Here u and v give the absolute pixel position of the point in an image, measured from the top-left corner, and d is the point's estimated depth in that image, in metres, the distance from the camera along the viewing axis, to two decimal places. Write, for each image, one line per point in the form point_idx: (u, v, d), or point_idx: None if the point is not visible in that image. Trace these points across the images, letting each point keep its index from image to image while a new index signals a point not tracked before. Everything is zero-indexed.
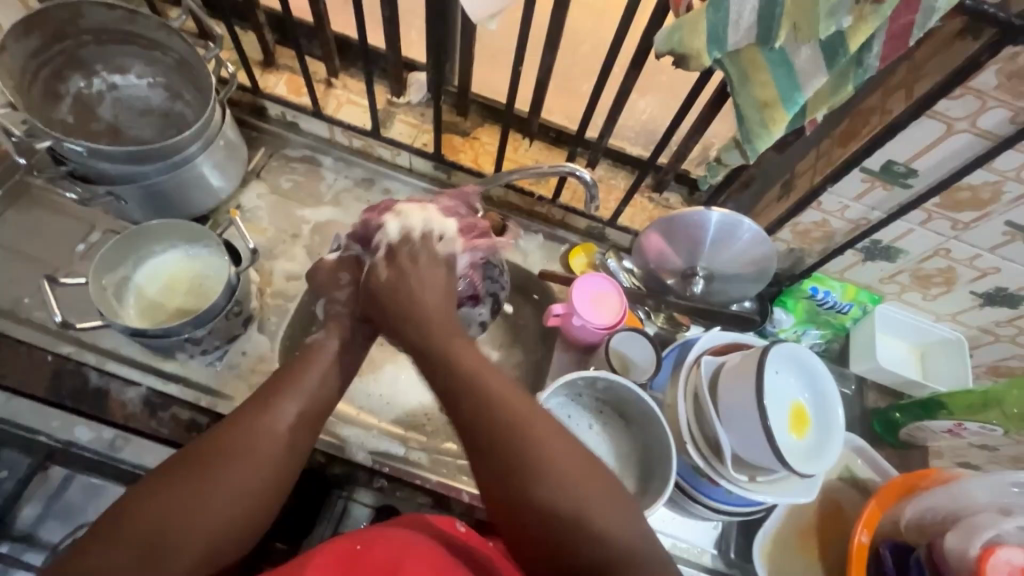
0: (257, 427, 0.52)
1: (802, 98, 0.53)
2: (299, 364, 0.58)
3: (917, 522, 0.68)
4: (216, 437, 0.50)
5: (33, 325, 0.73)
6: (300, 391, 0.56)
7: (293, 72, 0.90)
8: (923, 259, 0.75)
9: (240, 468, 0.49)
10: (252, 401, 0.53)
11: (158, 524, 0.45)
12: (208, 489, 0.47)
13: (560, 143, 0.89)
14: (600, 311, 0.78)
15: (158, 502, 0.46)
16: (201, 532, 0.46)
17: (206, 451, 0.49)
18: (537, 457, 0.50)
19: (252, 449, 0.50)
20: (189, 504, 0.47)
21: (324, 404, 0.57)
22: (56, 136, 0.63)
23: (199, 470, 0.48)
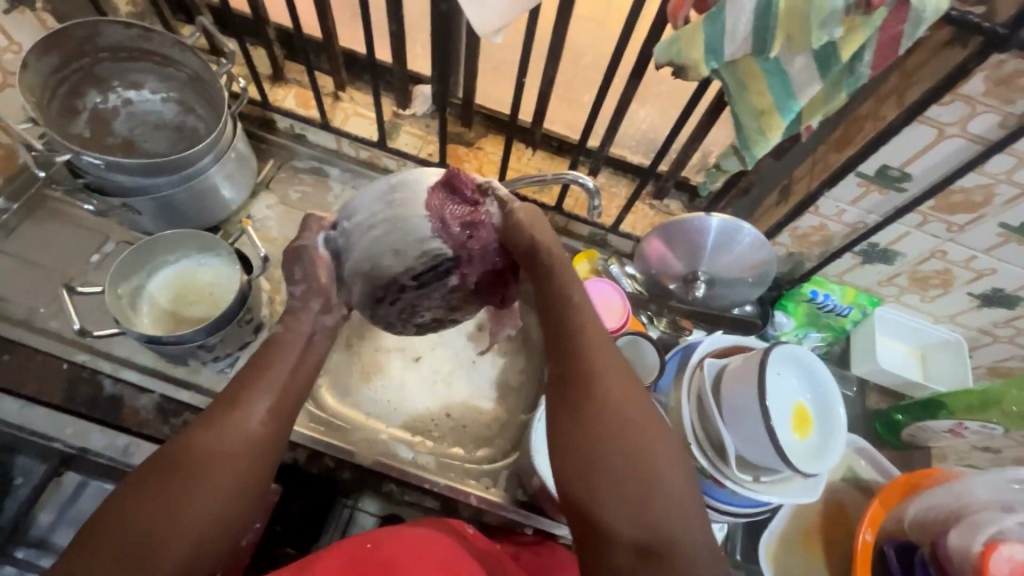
0: (228, 425, 0.52)
1: (797, 105, 0.55)
2: (264, 360, 0.58)
3: (920, 521, 0.68)
4: (191, 440, 0.51)
5: (48, 333, 0.74)
6: (267, 385, 0.56)
7: (302, 86, 0.93)
8: (920, 261, 0.76)
9: (219, 467, 0.50)
10: (225, 400, 0.54)
11: (145, 529, 0.46)
12: (189, 493, 0.48)
13: (562, 152, 0.91)
14: (604, 315, 0.81)
15: (142, 508, 0.47)
16: (185, 534, 0.47)
17: (182, 455, 0.50)
18: (608, 420, 0.51)
19: (227, 447, 0.51)
20: (170, 508, 0.47)
21: (296, 397, 0.57)
22: (75, 149, 0.65)
23: (178, 473, 0.49)
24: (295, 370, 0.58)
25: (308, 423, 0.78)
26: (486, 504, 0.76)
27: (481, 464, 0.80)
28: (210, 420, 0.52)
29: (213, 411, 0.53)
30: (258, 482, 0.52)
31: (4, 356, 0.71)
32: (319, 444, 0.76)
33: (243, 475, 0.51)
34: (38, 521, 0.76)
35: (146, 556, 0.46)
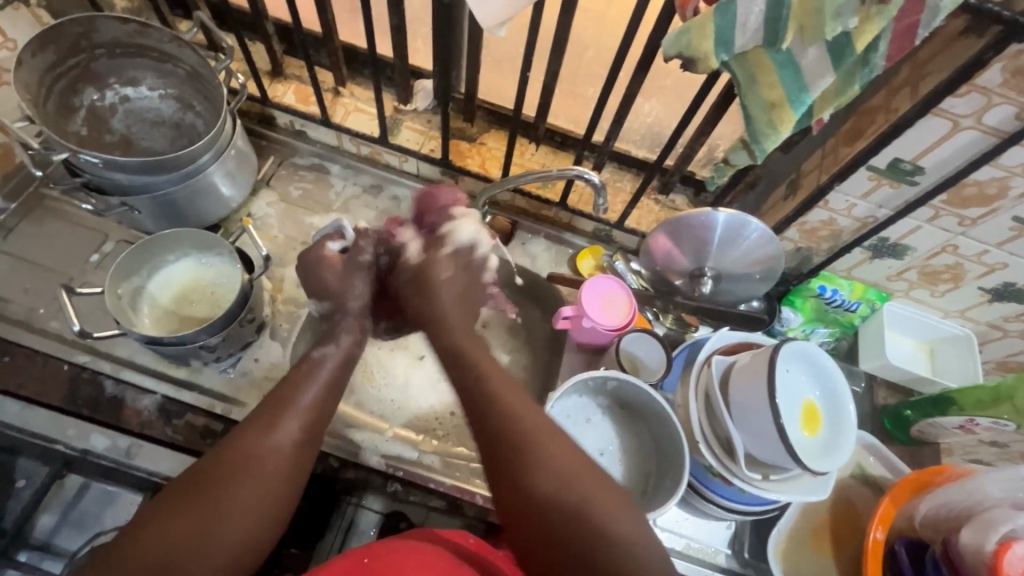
0: (259, 445, 0.53)
1: (809, 98, 0.54)
2: (293, 382, 0.60)
3: (932, 518, 0.68)
4: (221, 458, 0.51)
5: (49, 334, 0.73)
6: (297, 407, 0.57)
7: (301, 82, 0.91)
8: (930, 255, 0.75)
9: (251, 485, 0.51)
10: (255, 419, 0.55)
11: (177, 543, 0.46)
12: (221, 510, 0.48)
13: (565, 147, 0.90)
14: (609, 312, 0.79)
15: (173, 523, 0.47)
16: (215, 554, 0.47)
17: (216, 471, 0.50)
18: (547, 460, 0.52)
19: (264, 466, 0.52)
20: (201, 529, 0.47)
21: (322, 418, 0.59)
22: (72, 148, 0.64)
23: (210, 493, 0.49)
24: (323, 394, 0.60)
25: None
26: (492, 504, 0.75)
27: None
28: (242, 439, 0.53)
29: (243, 431, 0.54)
30: (284, 502, 0.52)
31: (4, 357, 0.70)
32: (323, 444, 0.75)
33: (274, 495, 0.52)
34: (40, 524, 0.75)
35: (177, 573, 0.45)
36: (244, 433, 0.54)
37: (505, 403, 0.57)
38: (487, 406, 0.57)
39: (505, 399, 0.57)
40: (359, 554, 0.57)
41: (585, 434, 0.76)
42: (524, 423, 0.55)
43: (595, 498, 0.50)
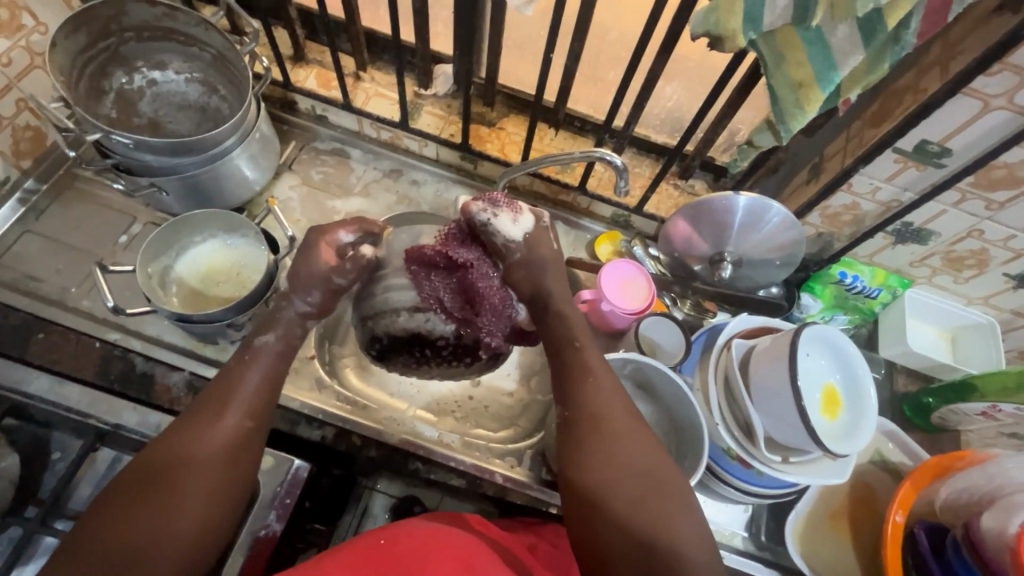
0: (200, 437, 0.54)
1: (838, 76, 0.53)
2: (238, 365, 0.61)
3: (953, 503, 0.68)
4: (171, 447, 0.54)
5: (80, 313, 0.76)
6: (242, 388, 0.59)
7: (323, 67, 0.92)
8: (955, 241, 0.74)
9: (200, 471, 0.53)
10: (200, 406, 0.57)
11: (132, 535, 0.49)
12: (171, 502, 0.51)
13: (585, 133, 0.90)
14: (627, 296, 0.80)
15: (128, 518, 0.49)
16: (181, 538, 0.50)
17: (159, 463, 0.52)
18: (612, 449, 0.57)
19: (204, 458, 0.53)
20: (155, 521, 0.50)
21: (266, 400, 0.60)
22: (104, 128, 0.66)
23: (162, 486, 0.51)
24: (268, 378, 0.61)
25: (334, 402, 0.78)
26: (512, 483, 0.76)
27: (506, 444, 0.80)
28: (182, 438, 0.54)
29: (187, 422, 0.55)
30: (233, 487, 0.54)
31: (39, 334, 0.73)
32: (346, 423, 0.76)
33: (221, 480, 0.54)
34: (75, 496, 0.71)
35: (143, 556, 0.48)
36: (190, 421, 0.56)
37: (581, 387, 0.62)
38: (575, 390, 0.62)
39: (588, 380, 0.62)
40: (375, 538, 0.58)
41: None
42: (599, 413, 0.60)
43: (629, 483, 0.55)
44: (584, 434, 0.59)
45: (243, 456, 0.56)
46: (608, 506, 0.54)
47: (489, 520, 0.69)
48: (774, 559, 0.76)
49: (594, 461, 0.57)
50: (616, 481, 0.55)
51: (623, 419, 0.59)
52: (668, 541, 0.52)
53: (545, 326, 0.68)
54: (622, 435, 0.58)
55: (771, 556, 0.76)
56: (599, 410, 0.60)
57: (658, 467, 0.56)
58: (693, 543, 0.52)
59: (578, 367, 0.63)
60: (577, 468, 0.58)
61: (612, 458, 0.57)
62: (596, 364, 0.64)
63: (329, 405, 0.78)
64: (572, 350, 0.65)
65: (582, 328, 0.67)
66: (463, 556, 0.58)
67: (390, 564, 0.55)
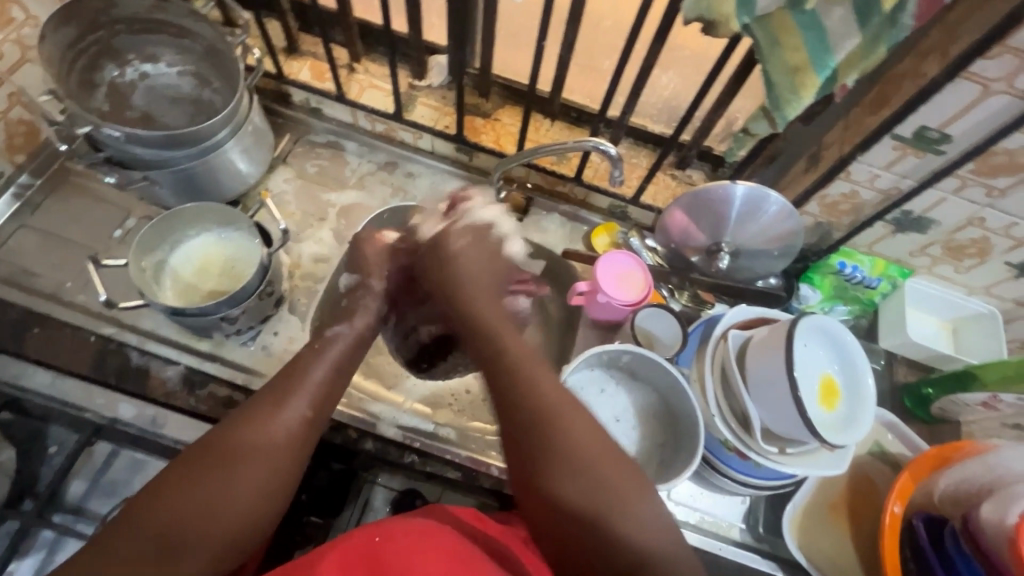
0: (268, 423, 0.53)
1: (834, 60, 0.53)
2: (302, 361, 0.59)
3: (951, 493, 0.67)
4: (237, 430, 0.52)
5: (76, 307, 0.75)
6: (304, 385, 0.57)
7: (316, 59, 0.91)
8: (955, 229, 0.73)
9: (260, 462, 0.51)
10: (264, 398, 0.55)
11: (185, 520, 0.46)
12: (227, 491, 0.48)
13: (581, 124, 0.90)
14: (625, 288, 0.78)
15: (181, 498, 0.47)
16: (231, 526, 0.48)
17: (220, 448, 0.50)
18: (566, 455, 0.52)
19: (269, 446, 0.52)
20: (208, 504, 0.47)
21: (331, 398, 0.59)
22: (94, 121, 0.65)
23: (220, 468, 0.49)
24: (331, 373, 0.60)
25: None
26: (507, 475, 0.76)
27: None
28: (247, 422, 0.53)
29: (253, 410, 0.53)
30: (291, 480, 0.53)
31: (34, 329, 0.73)
32: (342, 416, 0.77)
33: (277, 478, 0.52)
34: (70, 490, 0.73)
35: (192, 539, 0.46)
36: (255, 411, 0.54)
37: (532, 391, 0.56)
38: (516, 392, 0.56)
39: (535, 385, 0.56)
40: (371, 532, 0.58)
41: (593, 405, 0.75)
42: (547, 417, 0.54)
43: (592, 487, 0.51)
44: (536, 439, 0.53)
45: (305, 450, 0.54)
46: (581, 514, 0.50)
47: (486, 514, 0.68)
48: (772, 551, 0.75)
49: (552, 467, 0.52)
50: (581, 487, 0.51)
51: (577, 420, 0.54)
52: (635, 543, 0.48)
53: (475, 327, 0.64)
54: (578, 437, 0.53)
55: (769, 548, 0.75)
56: (553, 411, 0.55)
57: (617, 464, 0.52)
58: (662, 541, 0.49)
59: (517, 370, 0.58)
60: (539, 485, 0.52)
61: (570, 462, 0.52)
62: (532, 364, 0.59)
63: None
64: (502, 349, 0.60)
65: (509, 330, 0.63)
66: (457, 552, 0.57)
67: (385, 557, 0.55)
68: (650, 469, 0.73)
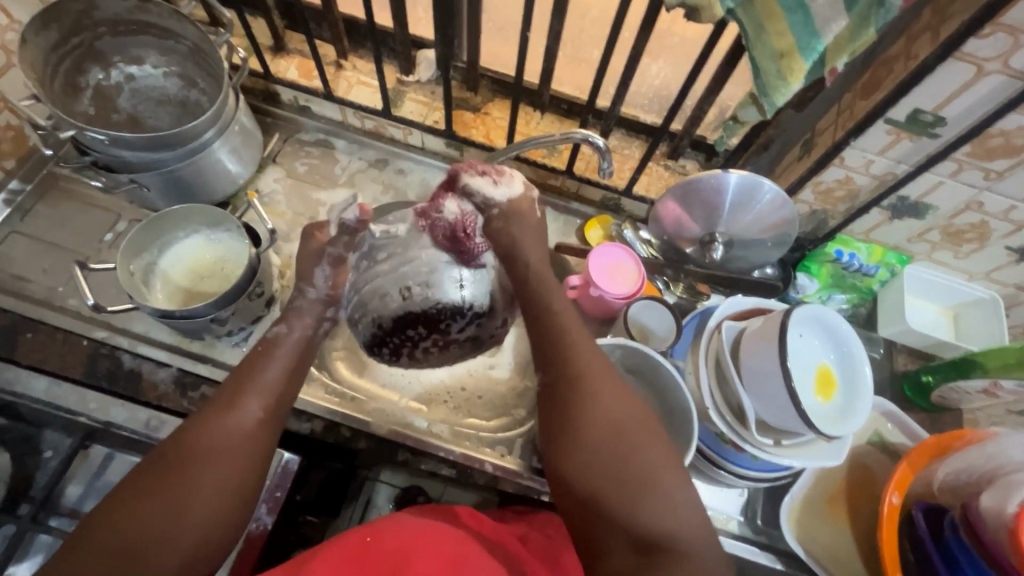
0: (220, 425, 0.54)
1: (820, 45, 0.52)
2: (254, 363, 0.60)
3: (952, 483, 0.66)
4: (189, 435, 0.53)
5: (67, 311, 0.76)
6: (258, 386, 0.58)
7: (303, 56, 0.91)
8: (954, 214, 0.72)
9: (213, 462, 0.52)
10: (217, 401, 0.56)
11: (141, 530, 0.48)
12: (182, 497, 0.50)
13: (572, 115, 0.88)
14: (617, 282, 0.78)
15: (138, 510, 0.49)
16: (193, 527, 0.50)
17: (176, 455, 0.52)
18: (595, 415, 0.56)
19: (220, 447, 0.53)
20: (168, 511, 0.49)
21: (285, 396, 0.59)
22: (78, 125, 0.64)
23: (174, 474, 0.51)
24: (285, 371, 0.60)
25: (322, 394, 0.77)
26: (501, 471, 0.76)
27: (496, 433, 0.79)
28: (200, 424, 0.54)
29: (202, 417, 0.54)
30: (250, 476, 0.54)
31: (28, 333, 0.73)
32: (334, 414, 0.76)
33: (233, 479, 0.53)
34: (66, 494, 0.72)
35: (155, 543, 0.48)
36: (207, 417, 0.54)
37: (573, 370, 0.58)
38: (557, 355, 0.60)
39: (574, 365, 0.58)
40: (363, 534, 0.57)
41: None
42: (582, 373, 0.58)
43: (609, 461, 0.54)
44: (574, 414, 0.56)
45: (260, 446, 0.55)
46: (598, 497, 0.53)
47: (481, 512, 0.68)
48: (770, 543, 0.75)
49: (581, 438, 0.55)
50: (611, 463, 0.53)
51: (607, 389, 0.57)
52: (656, 523, 0.51)
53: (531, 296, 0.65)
54: (614, 420, 0.55)
55: (767, 540, 0.75)
56: (597, 390, 0.57)
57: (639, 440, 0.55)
58: (683, 523, 0.51)
59: (565, 349, 0.60)
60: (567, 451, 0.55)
61: (602, 435, 0.55)
62: (574, 327, 0.62)
63: (316, 399, 0.77)
64: (551, 321, 0.62)
65: (561, 300, 0.64)
66: (448, 555, 0.57)
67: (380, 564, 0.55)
68: None
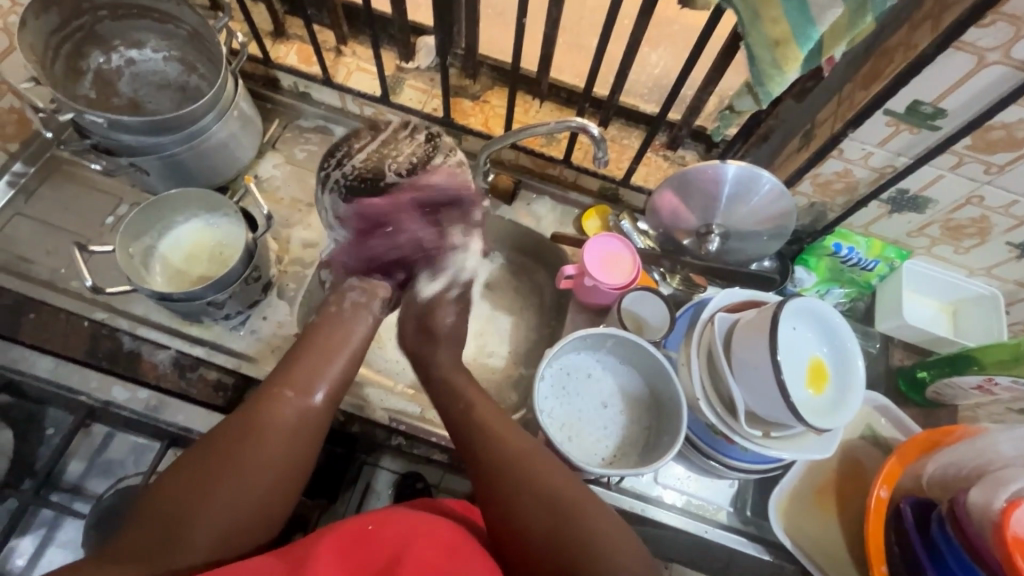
0: (271, 409, 0.57)
1: (816, 32, 0.51)
2: (310, 351, 0.64)
3: (940, 478, 0.66)
4: (245, 416, 0.56)
5: (71, 294, 0.77)
6: (313, 373, 0.61)
7: (303, 42, 0.91)
8: (954, 208, 0.71)
9: (265, 441, 0.54)
10: (268, 390, 0.59)
11: (179, 509, 0.49)
12: (222, 476, 0.51)
13: (571, 104, 0.87)
14: (612, 272, 0.78)
15: (183, 485, 0.51)
16: (236, 505, 0.51)
17: (229, 435, 0.54)
18: (521, 483, 0.56)
19: (272, 429, 0.55)
20: (213, 487, 0.51)
21: (338, 385, 0.63)
22: (77, 108, 0.65)
23: (225, 452, 0.53)
24: (347, 362, 0.64)
25: None
26: None
27: None
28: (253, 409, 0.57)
29: (250, 409, 0.56)
30: (301, 455, 0.56)
31: (31, 314, 0.74)
32: None
33: (272, 472, 0.54)
34: (69, 471, 0.75)
35: (194, 518, 0.49)
36: (252, 410, 0.57)
37: (487, 435, 0.60)
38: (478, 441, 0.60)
39: (487, 431, 0.61)
40: (365, 520, 0.54)
41: (579, 388, 0.76)
42: (503, 450, 0.59)
43: (564, 520, 0.54)
44: (501, 475, 0.57)
45: (311, 431, 0.58)
46: (540, 547, 0.53)
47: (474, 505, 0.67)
48: (759, 534, 0.75)
49: (517, 500, 0.56)
50: (547, 518, 0.54)
51: (530, 457, 0.58)
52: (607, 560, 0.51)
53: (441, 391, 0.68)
54: (539, 480, 0.56)
55: (755, 530, 0.75)
56: (508, 450, 0.59)
57: (578, 492, 0.56)
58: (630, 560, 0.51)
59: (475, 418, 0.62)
60: (514, 515, 0.55)
61: (532, 496, 0.55)
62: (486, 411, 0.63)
63: None
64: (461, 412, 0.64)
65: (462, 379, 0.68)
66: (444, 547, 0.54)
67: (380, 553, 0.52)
68: (634, 453, 0.73)
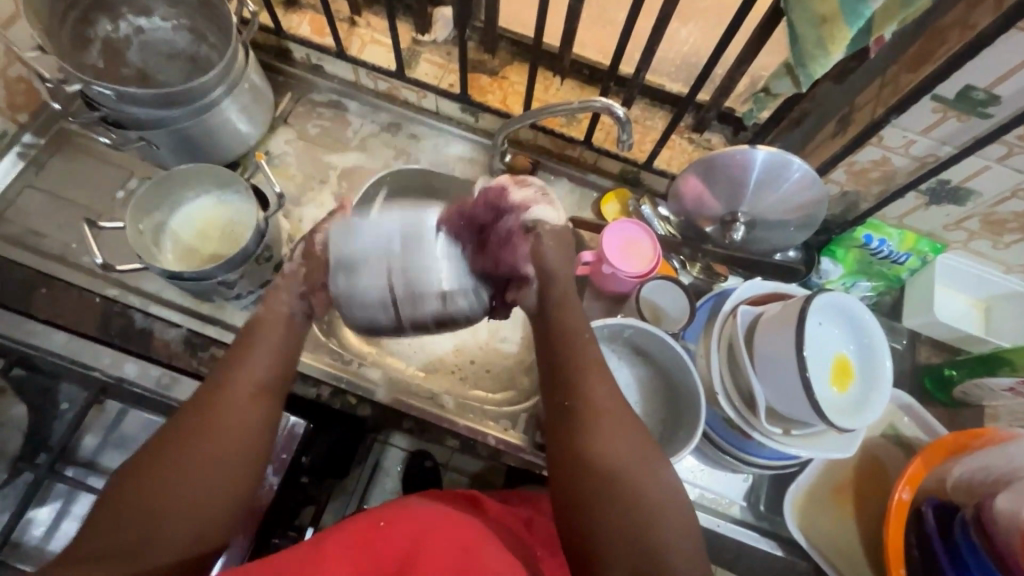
0: (215, 408, 0.53)
1: (868, 9, 0.47)
2: (245, 341, 0.58)
3: (966, 482, 0.64)
4: (187, 417, 0.53)
5: (82, 269, 0.76)
6: (251, 361, 0.56)
7: (316, 12, 0.88)
8: (998, 201, 0.67)
9: (212, 440, 0.51)
10: (210, 385, 0.54)
11: (139, 515, 0.48)
12: (174, 480, 0.49)
13: (594, 82, 0.84)
14: (631, 259, 0.75)
15: (136, 492, 0.48)
16: (191, 506, 0.49)
17: (173, 437, 0.51)
18: (602, 436, 0.53)
19: (218, 427, 0.52)
20: (167, 492, 0.49)
21: (280, 369, 0.58)
22: (84, 79, 0.63)
23: (173, 456, 0.50)
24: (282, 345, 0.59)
25: (328, 360, 0.77)
26: (505, 446, 0.75)
27: (501, 407, 0.79)
28: (195, 409, 0.53)
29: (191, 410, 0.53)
30: (253, 444, 0.53)
31: (42, 290, 0.74)
32: (341, 381, 0.76)
33: (225, 468, 0.51)
34: (83, 445, 0.75)
35: (157, 524, 0.48)
36: (201, 405, 0.53)
37: (578, 377, 0.56)
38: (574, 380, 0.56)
39: (580, 369, 0.57)
40: (375, 519, 0.55)
41: None
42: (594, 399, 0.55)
43: (636, 486, 0.51)
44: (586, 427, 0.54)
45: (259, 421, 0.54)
46: (611, 509, 0.50)
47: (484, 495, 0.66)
48: (771, 529, 0.73)
49: (595, 453, 0.52)
50: (622, 478, 0.51)
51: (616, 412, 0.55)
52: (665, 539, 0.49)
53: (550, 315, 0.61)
54: (617, 440, 0.53)
55: (767, 526, 0.74)
56: (595, 403, 0.55)
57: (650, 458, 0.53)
58: (685, 542, 0.50)
59: (566, 362, 0.58)
60: (598, 465, 0.52)
61: (607, 455, 0.52)
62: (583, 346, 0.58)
63: (318, 362, 0.77)
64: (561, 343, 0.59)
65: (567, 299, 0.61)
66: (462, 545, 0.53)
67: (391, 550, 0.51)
68: None
